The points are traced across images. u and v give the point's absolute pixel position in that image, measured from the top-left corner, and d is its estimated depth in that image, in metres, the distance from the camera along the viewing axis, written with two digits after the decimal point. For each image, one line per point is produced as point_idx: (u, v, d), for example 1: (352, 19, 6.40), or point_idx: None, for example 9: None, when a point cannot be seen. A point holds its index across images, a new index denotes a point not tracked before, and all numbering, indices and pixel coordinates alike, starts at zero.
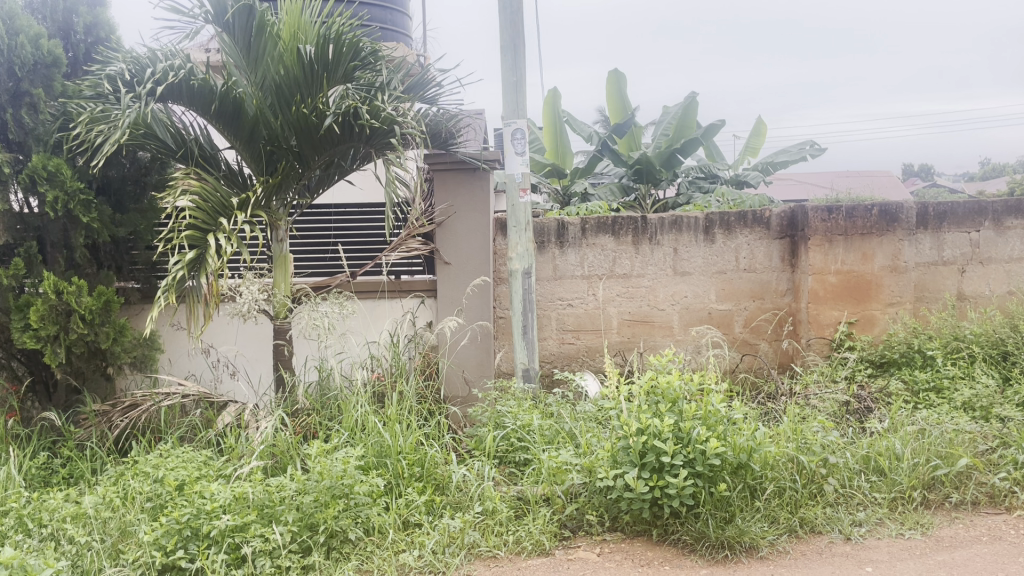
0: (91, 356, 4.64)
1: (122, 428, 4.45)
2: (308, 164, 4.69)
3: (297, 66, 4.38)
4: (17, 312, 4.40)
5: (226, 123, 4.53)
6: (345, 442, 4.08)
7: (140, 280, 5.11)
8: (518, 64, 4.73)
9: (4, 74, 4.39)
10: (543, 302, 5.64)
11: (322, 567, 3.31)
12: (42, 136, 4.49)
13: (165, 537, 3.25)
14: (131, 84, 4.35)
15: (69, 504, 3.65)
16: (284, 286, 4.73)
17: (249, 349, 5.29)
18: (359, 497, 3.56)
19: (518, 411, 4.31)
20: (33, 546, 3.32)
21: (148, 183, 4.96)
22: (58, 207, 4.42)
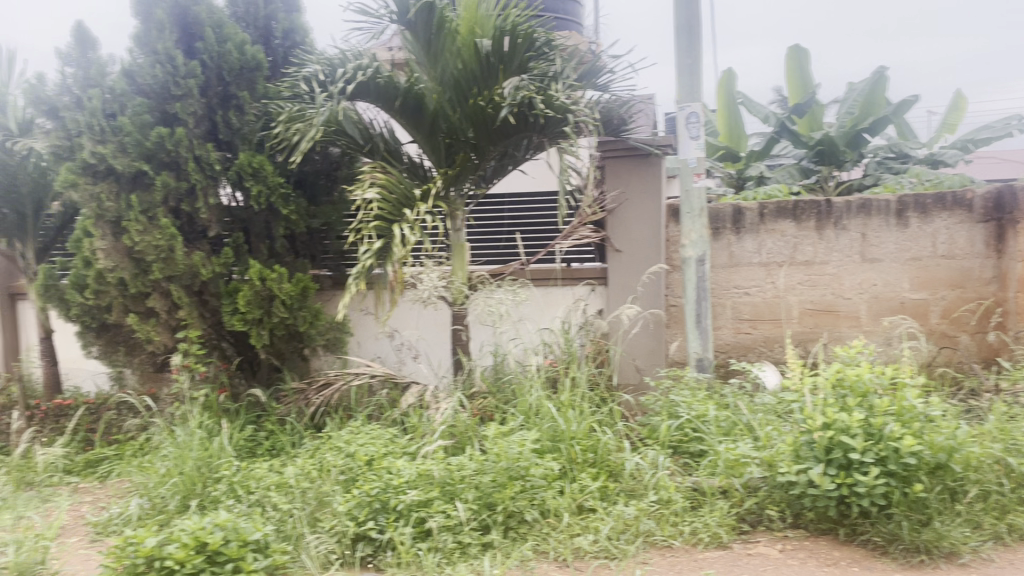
0: (290, 338, 5.04)
1: (318, 405, 4.82)
2: (485, 155, 4.83)
3: (475, 60, 4.55)
4: (227, 297, 4.86)
5: (409, 118, 4.79)
6: (521, 425, 4.18)
7: (331, 268, 5.47)
8: (694, 45, 4.62)
9: (214, 78, 4.80)
10: (718, 290, 5.51)
11: (500, 546, 3.42)
12: (247, 136, 4.88)
13: (358, 508, 3.50)
14: (324, 84, 4.64)
15: (273, 474, 3.99)
16: (462, 274, 4.91)
17: (429, 333, 5.53)
18: (535, 479, 3.62)
19: (692, 401, 4.22)
20: (243, 510, 3.66)
21: (339, 177, 5.27)
22: (262, 200, 4.81)
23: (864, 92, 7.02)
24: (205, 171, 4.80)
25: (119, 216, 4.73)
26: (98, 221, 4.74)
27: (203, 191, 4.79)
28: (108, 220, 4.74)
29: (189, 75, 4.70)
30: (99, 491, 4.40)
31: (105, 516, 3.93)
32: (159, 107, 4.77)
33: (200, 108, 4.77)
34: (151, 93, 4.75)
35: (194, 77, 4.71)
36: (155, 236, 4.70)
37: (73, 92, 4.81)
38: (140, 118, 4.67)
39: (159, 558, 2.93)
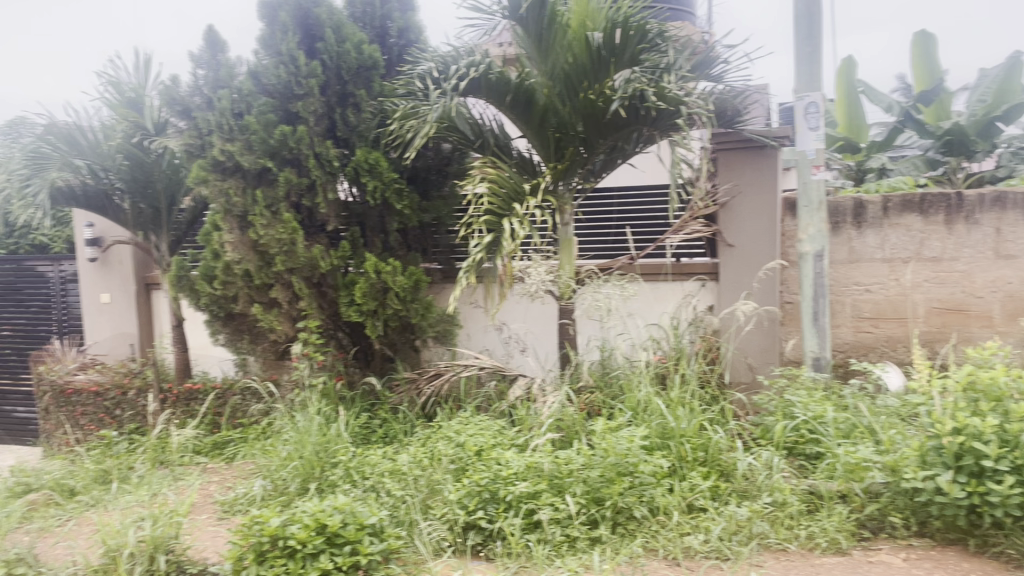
0: (403, 329, 5.18)
1: (428, 396, 4.94)
2: (594, 149, 4.81)
3: (586, 53, 4.51)
4: (344, 289, 5.04)
5: (520, 112, 4.82)
6: (629, 421, 4.15)
7: (441, 261, 5.58)
8: (814, 32, 4.47)
9: (333, 78, 4.97)
10: (837, 287, 5.31)
11: (609, 542, 3.41)
12: (364, 133, 5.03)
13: (467, 497, 3.57)
14: (438, 81, 4.72)
15: (387, 461, 4.12)
16: (569, 268, 4.87)
17: (536, 327, 5.56)
18: (644, 476, 3.58)
19: (809, 401, 4.08)
20: (359, 494, 3.80)
21: (449, 172, 5.35)
22: (377, 195, 4.96)
23: (999, 78, 6.53)
24: (325, 168, 4.98)
25: (245, 210, 4.97)
26: (226, 216, 5.00)
27: (322, 187, 4.98)
28: (235, 215, 4.99)
29: (310, 75, 4.88)
30: (225, 471, 4.64)
31: (232, 495, 4.16)
32: (283, 106, 4.98)
33: (320, 107, 4.95)
34: (275, 93, 4.96)
35: (315, 77, 4.88)
36: (277, 230, 4.92)
37: (204, 93, 5.07)
38: (265, 117, 4.88)
39: (283, 537, 3.06)
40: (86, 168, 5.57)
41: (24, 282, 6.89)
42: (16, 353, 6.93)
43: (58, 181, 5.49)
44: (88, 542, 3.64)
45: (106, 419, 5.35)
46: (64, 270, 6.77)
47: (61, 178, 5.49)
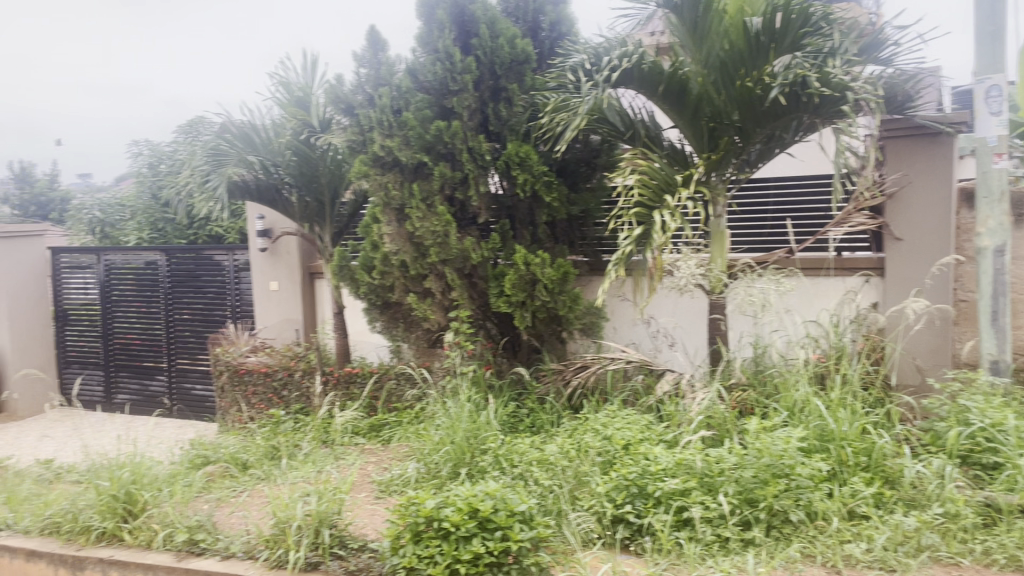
0: (550, 321, 5.21)
1: (575, 387, 4.96)
2: (750, 138, 4.65)
3: (743, 39, 4.40)
4: (494, 280, 5.14)
5: (673, 102, 4.71)
6: (785, 421, 4.00)
7: (588, 254, 5.57)
8: (998, 8, 4.11)
9: (487, 73, 5.07)
10: (1020, 285, 4.88)
11: (762, 544, 3.30)
12: (515, 127, 5.10)
13: (615, 490, 3.57)
14: (590, 73, 4.70)
15: (535, 450, 4.18)
16: (721, 261, 4.74)
17: (685, 321, 5.46)
18: (802, 479, 3.44)
19: (987, 407, 3.77)
20: (508, 481, 3.87)
21: (598, 165, 5.32)
22: (527, 188, 5.00)
23: None
24: (477, 161, 5.08)
25: (402, 203, 5.17)
26: (385, 209, 5.22)
27: (474, 180, 5.09)
28: (393, 208, 5.20)
29: (465, 71, 5.00)
30: (382, 453, 4.86)
31: (388, 476, 4.35)
32: (438, 102, 5.14)
33: (473, 102, 5.07)
34: (431, 89, 5.13)
35: (470, 73, 5.00)
36: (432, 222, 5.08)
37: (366, 91, 5.30)
38: (422, 113, 5.05)
39: (438, 519, 3.17)
40: (258, 163, 5.94)
41: (202, 269, 7.46)
42: (195, 335, 7.52)
43: (235, 176, 5.88)
44: (259, 513, 3.90)
45: (274, 399, 5.74)
46: (238, 260, 7.28)
47: (237, 173, 5.92)
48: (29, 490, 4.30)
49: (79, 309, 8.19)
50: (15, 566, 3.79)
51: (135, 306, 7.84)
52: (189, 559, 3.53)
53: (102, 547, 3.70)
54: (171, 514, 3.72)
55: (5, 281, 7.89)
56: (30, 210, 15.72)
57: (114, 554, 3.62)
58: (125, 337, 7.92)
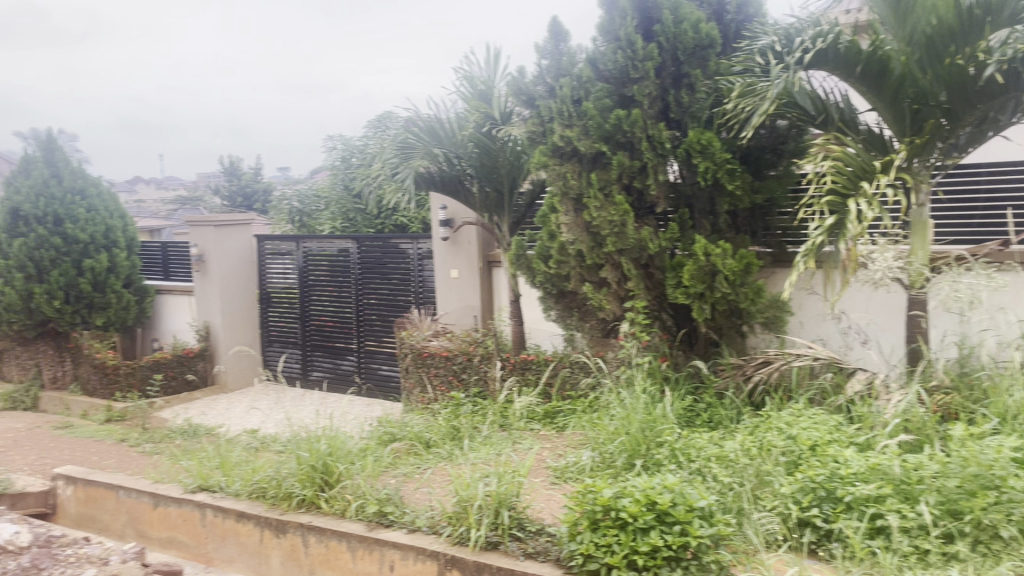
0: (730, 314, 5.05)
1: (756, 382, 4.79)
2: (959, 120, 4.30)
3: (954, 13, 4.02)
4: (672, 271, 5.05)
5: (870, 84, 4.40)
6: (995, 429, 3.66)
7: (772, 245, 5.32)
8: None
9: (669, 60, 4.98)
10: None
11: (967, 559, 3.02)
12: (697, 113, 4.98)
13: (801, 492, 3.43)
14: (780, 56, 4.54)
15: (714, 446, 4.09)
16: (923, 254, 4.39)
17: (880, 317, 5.12)
18: (1015, 492, 3.14)
19: None
20: (687, 475, 3.80)
21: (785, 151, 5.08)
22: (708, 176, 4.86)
23: None
24: (656, 149, 5.00)
25: (580, 192, 5.18)
26: (563, 198, 5.26)
27: (653, 169, 5.02)
28: (571, 197, 5.23)
29: (646, 57, 4.94)
30: (557, 439, 4.92)
31: (564, 463, 4.40)
32: (618, 91, 5.12)
33: (655, 89, 5.00)
34: (611, 78, 5.12)
35: (652, 59, 4.92)
36: (610, 212, 5.06)
37: (547, 82, 5.35)
38: (601, 102, 5.04)
39: (615, 508, 3.17)
40: (443, 155, 6.18)
41: (388, 256, 7.86)
42: (381, 319, 7.95)
43: (421, 167, 6.17)
44: (442, 491, 4.07)
45: (455, 381, 5.96)
46: (421, 248, 7.60)
47: (425, 166, 6.20)
48: (239, 456, 4.71)
49: (280, 293, 8.87)
50: (228, 525, 4.16)
51: (328, 291, 8.39)
52: (378, 530, 3.74)
53: (302, 512, 4.00)
54: (363, 486, 3.96)
55: (218, 265, 8.69)
56: (237, 200, 17.22)
57: (313, 520, 3.90)
58: (319, 319, 8.49)
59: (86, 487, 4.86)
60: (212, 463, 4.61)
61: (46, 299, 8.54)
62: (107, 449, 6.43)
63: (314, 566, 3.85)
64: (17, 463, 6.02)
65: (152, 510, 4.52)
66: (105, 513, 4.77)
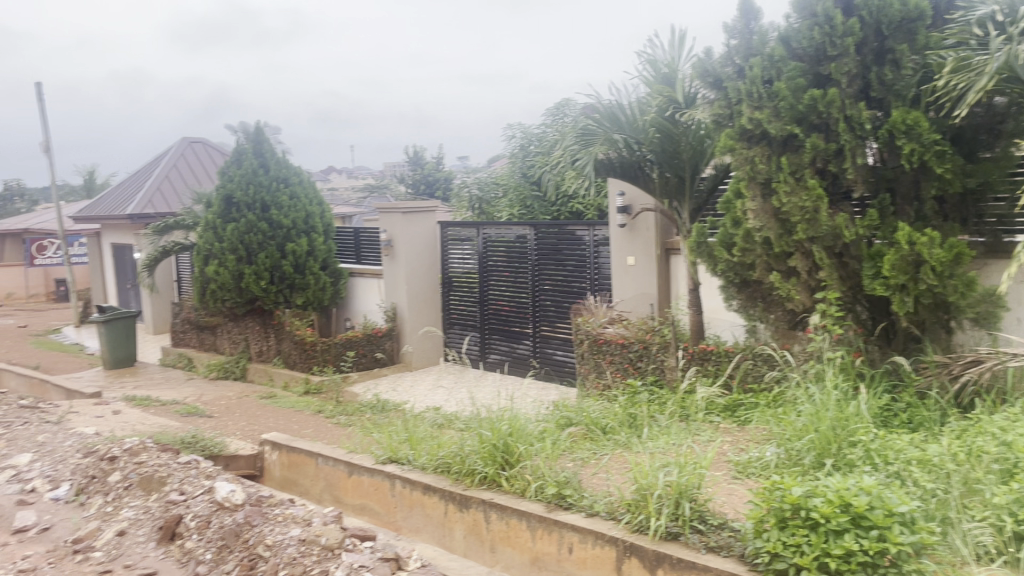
0: (936, 308, 4.66)
1: (965, 382, 4.40)
2: None
3: None
4: (869, 260, 4.75)
5: None
6: None
7: (986, 234, 4.86)
8: None
9: (872, 34, 4.66)
10: None
11: None
12: (901, 91, 4.63)
13: (1017, 504, 3.13)
14: (1002, 26, 4.28)
15: (914, 449, 3.82)
16: None
17: None
18: None
19: None
20: (884, 477, 3.57)
21: (1003, 131, 4.58)
22: (914, 159, 4.51)
23: None
24: (854, 131, 4.71)
25: (769, 176, 4.99)
26: (750, 183, 5.08)
27: (851, 152, 4.72)
28: (759, 181, 5.04)
29: (847, 33, 4.64)
30: (738, 433, 4.77)
31: (746, 457, 4.25)
32: (813, 70, 4.86)
33: (855, 67, 4.69)
34: (805, 57, 4.86)
35: (853, 35, 4.62)
36: (801, 197, 4.83)
37: (736, 62, 5.20)
38: (794, 82, 4.82)
39: (806, 508, 3.02)
40: (623, 141, 6.09)
41: (564, 243, 7.92)
42: (556, 305, 8.03)
43: (600, 153, 6.10)
44: (620, 477, 4.06)
45: (631, 369, 5.95)
46: (598, 234, 7.58)
47: (604, 153, 6.14)
48: (425, 432, 4.92)
49: (460, 277, 9.17)
50: (415, 496, 4.37)
51: (505, 276, 8.57)
52: (557, 511, 3.78)
53: (484, 489, 4.13)
54: (543, 468, 4.02)
55: (404, 251, 9.11)
56: (421, 188, 17.96)
57: (494, 497, 4.01)
58: (497, 304, 8.71)
59: (289, 453, 5.27)
60: (401, 437, 4.85)
61: (254, 279, 9.34)
62: (306, 419, 6.94)
63: (495, 542, 3.96)
64: (229, 428, 6.62)
65: (347, 478, 4.83)
66: (305, 478, 5.16)
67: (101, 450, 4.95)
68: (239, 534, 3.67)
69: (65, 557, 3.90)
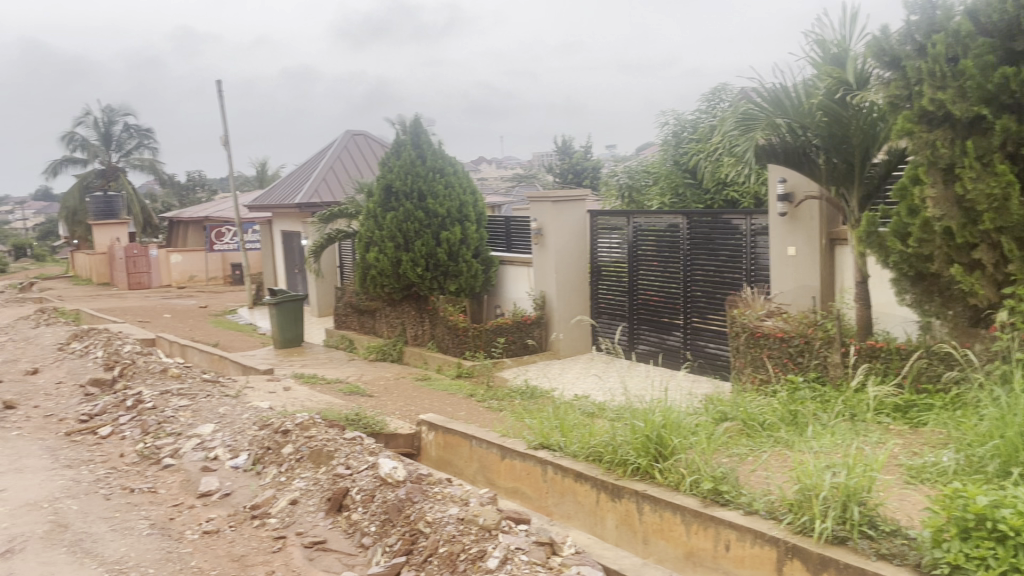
0: None
1: None
2: None
3: None
4: None
5: None
6: None
7: None
8: None
9: None
10: None
11: None
12: None
13: None
14: None
15: None
16: None
17: None
18: None
19: None
20: None
21: None
22: None
23: None
24: None
25: (951, 162, 4.64)
26: (930, 168, 4.75)
27: None
28: (940, 167, 4.71)
29: None
30: (911, 435, 4.48)
31: (920, 462, 3.99)
32: (1005, 46, 4.47)
33: None
34: (996, 31, 4.49)
35: None
36: (989, 184, 4.47)
37: (916, 40, 4.85)
38: (984, 59, 4.45)
39: (992, 520, 2.80)
40: (786, 126, 5.89)
41: (718, 232, 7.71)
42: (709, 297, 7.84)
43: (762, 139, 5.93)
44: (781, 476, 3.91)
45: (790, 364, 5.72)
46: (755, 223, 7.33)
47: (765, 138, 5.95)
48: (576, 420, 4.93)
49: (609, 266, 9.11)
50: (567, 483, 4.40)
51: (655, 266, 8.45)
52: (713, 507, 3.69)
53: (637, 480, 4.10)
54: (698, 462, 3.93)
55: (554, 239, 9.14)
56: (569, 176, 17.96)
57: (647, 489, 3.97)
58: (646, 294, 8.60)
59: (445, 434, 5.44)
60: (552, 424, 4.89)
61: (410, 266, 9.72)
62: (459, 402, 7.14)
63: (648, 534, 3.93)
64: (388, 407, 6.91)
65: (500, 461, 4.93)
66: (460, 459, 5.31)
67: (275, 424, 5.30)
68: (401, 509, 3.85)
69: (244, 521, 4.21)
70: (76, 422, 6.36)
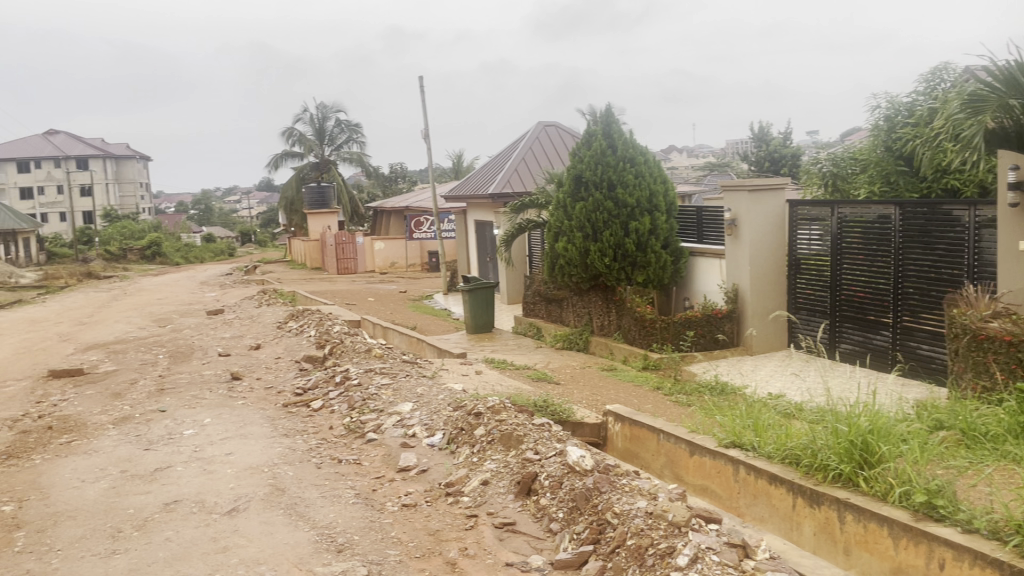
0: None
1: None
2: None
3: None
4: None
5: None
6: None
7: None
8: None
9: None
10: None
11: None
12: None
13: None
14: None
15: None
16: None
17: None
18: None
19: None
20: None
21: None
22: None
23: None
24: None
25: None
26: None
27: None
28: None
29: None
30: None
31: None
32: None
33: None
34: None
35: None
36: None
37: None
38: None
39: None
40: (1019, 105, 5.98)
41: (936, 225, 7.11)
42: (923, 294, 7.24)
43: (990, 122, 6.09)
44: (1007, 494, 3.56)
45: (1018, 371, 5.17)
46: (981, 215, 6.69)
47: (995, 120, 6.11)
48: (771, 419, 4.73)
49: (808, 260, 8.65)
50: (761, 484, 4.23)
51: (861, 260, 7.92)
52: (926, 522, 3.41)
53: (838, 487, 3.87)
54: (909, 472, 3.65)
55: (749, 231, 8.80)
56: (766, 165, 17.24)
57: (850, 498, 3.73)
58: (850, 289, 8.08)
59: (632, 426, 5.40)
60: (745, 422, 4.72)
61: (598, 255, 9.79)
62: (646, 395, 7.08)
63: (850, 546, 3.69)
64: (576, 396, 6.98)
65: (689, 457, 4.82)
66: (647, 453, 5.25)
67: (469, 405, 5.50)
68: (589, 499, 3.87)
69: (439, 497, 4.41)
70: (292, 394, 6.95)
